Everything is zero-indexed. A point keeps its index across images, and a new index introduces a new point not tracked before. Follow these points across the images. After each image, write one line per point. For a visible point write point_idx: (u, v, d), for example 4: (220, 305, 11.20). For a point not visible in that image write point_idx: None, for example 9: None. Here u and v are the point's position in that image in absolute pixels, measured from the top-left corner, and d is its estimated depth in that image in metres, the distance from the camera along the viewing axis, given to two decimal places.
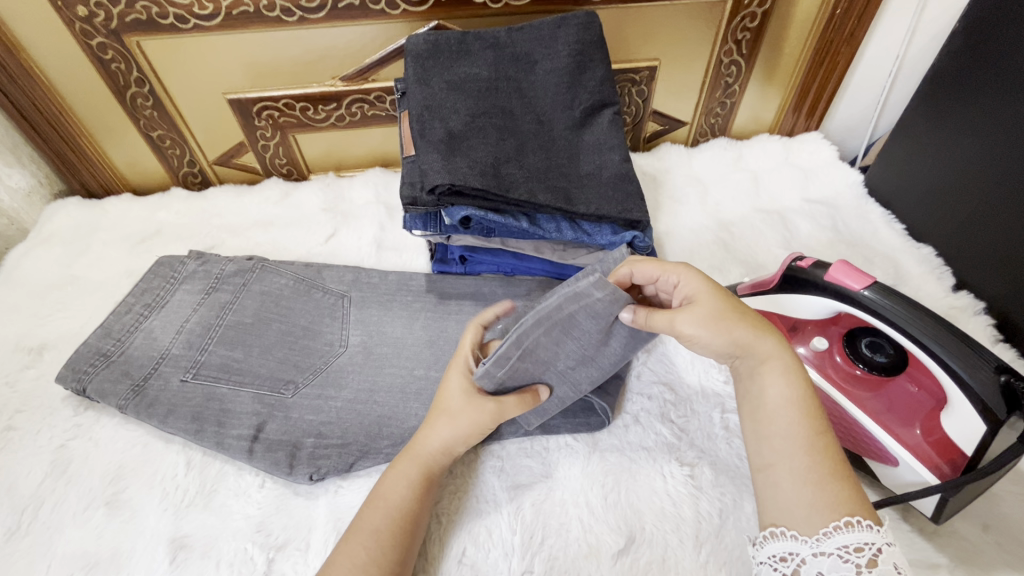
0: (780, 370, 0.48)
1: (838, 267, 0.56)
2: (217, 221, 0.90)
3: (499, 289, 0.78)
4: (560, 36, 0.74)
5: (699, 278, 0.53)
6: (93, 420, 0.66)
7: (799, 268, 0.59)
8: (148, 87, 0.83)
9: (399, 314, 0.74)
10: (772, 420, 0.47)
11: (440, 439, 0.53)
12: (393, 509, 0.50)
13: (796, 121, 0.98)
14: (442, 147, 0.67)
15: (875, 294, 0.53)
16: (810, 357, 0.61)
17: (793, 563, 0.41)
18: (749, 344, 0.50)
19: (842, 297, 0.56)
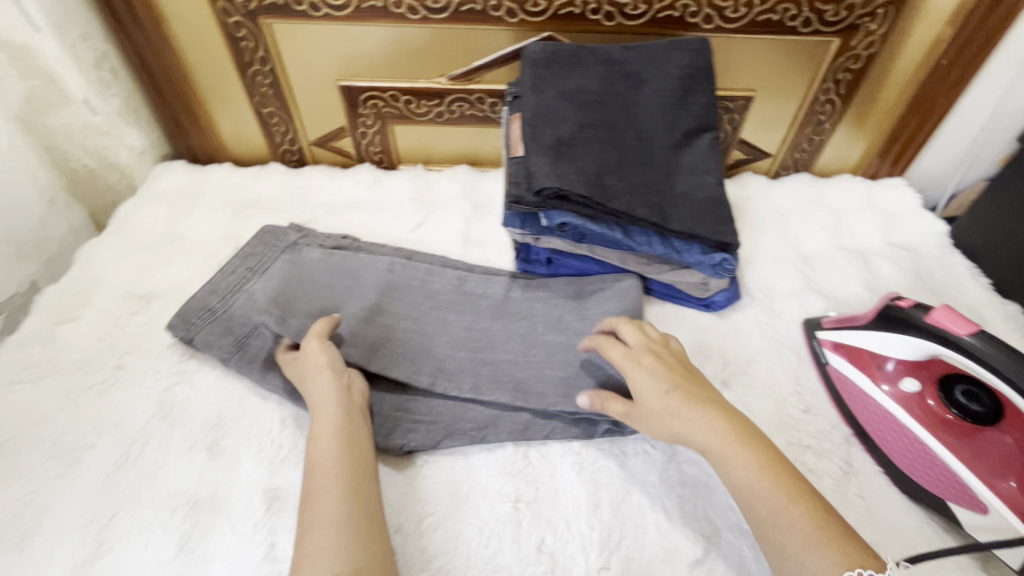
0: (720, 461, 0.52)
1: (941, 311, 0.57)
2: (312, 198, 0.95)
3: (531, 291, 0.76)
4: (672, 59, 0.77)
5: (648, 373, 0.58)
6: (195, 369, 0.70)
7: (898, 307, 0.61)
8: (269, 66, 0.89)
9: (447, 313, 0.72)
10: (743, 497, 0.51)
11: (320, 390, 0.59)
12: (328, 461, 0.54)
13: (881, 165, 0.99)
14: (551, 152, 0.70)
15: (978, 340, 0.54)
16: (897, 396, 0.63)
17: None
18: (687, 436, 0.54)
19: (943, 340, 0.57)
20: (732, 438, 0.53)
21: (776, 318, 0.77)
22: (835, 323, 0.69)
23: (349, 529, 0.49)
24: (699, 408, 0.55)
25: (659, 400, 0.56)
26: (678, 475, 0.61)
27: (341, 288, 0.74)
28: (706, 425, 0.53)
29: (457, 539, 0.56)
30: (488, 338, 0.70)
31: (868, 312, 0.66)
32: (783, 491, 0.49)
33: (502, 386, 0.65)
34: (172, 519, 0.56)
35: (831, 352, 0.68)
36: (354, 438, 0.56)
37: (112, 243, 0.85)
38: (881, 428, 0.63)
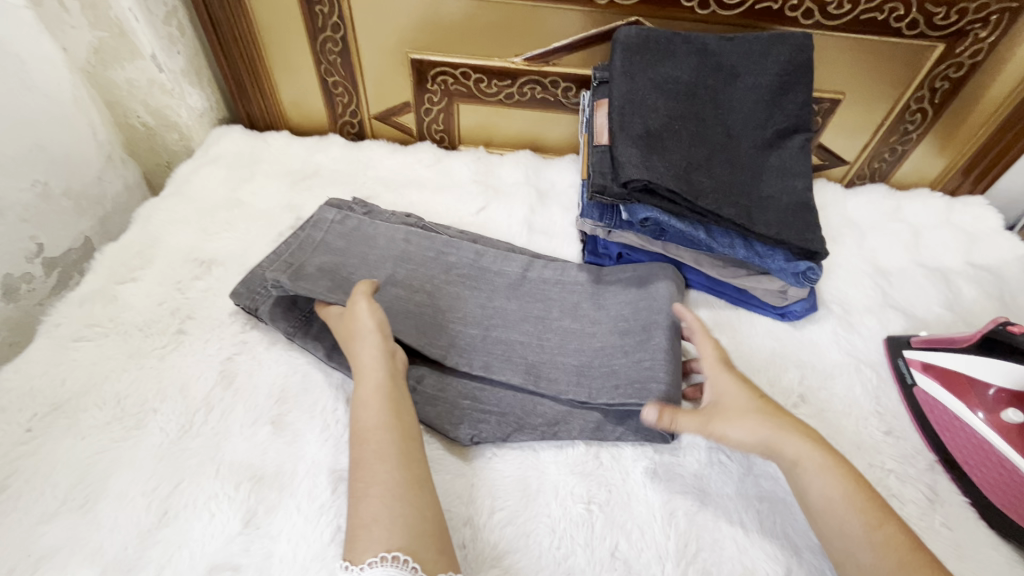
0: (805, 477, 0.51)
1: None
2: (372, 173, 0.93)
3: (549, 271, 0.73)
4: (771, 53, 0.73)
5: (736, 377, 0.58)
6: (258, 340, 0.68)
7: (1009, 332, 0.59)
8: (341, 33, 0.86)
9: (460, 288, 0.70)
10: (826, 520, 0.49)
11: (367, 352, 0.56)
12: (376, 428, 0.51)
13: (962, 181, 0.94)
14: (640, 143, 0.67)
15: None
16: (996, 425, 0.59)
17: None
18: (774, 447, 0.53)
19: None
20: (813, 453, 0.52)
21: (855, 333, 0.74)
22: (930, 342, 0.67)
23: (403, 498, 0.47)
24: (784, 421, 0.54)
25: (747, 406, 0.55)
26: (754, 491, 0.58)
27: (353, 253, 0.71)
28: (790, 439, 0.53)
29: (528, 537, 0.54)
30: (504, 317, 0.68)
31: (968, 334, 0.64)
32: (870, 507, 0.49)
33: (514, 367, 0.64)
34: (237, 493, 0.55)
35: (921, 372, 0.66)
36: (399, 405, 0.54)
37: (173, 205, 0.84)
38: (974, 457, 0.59)
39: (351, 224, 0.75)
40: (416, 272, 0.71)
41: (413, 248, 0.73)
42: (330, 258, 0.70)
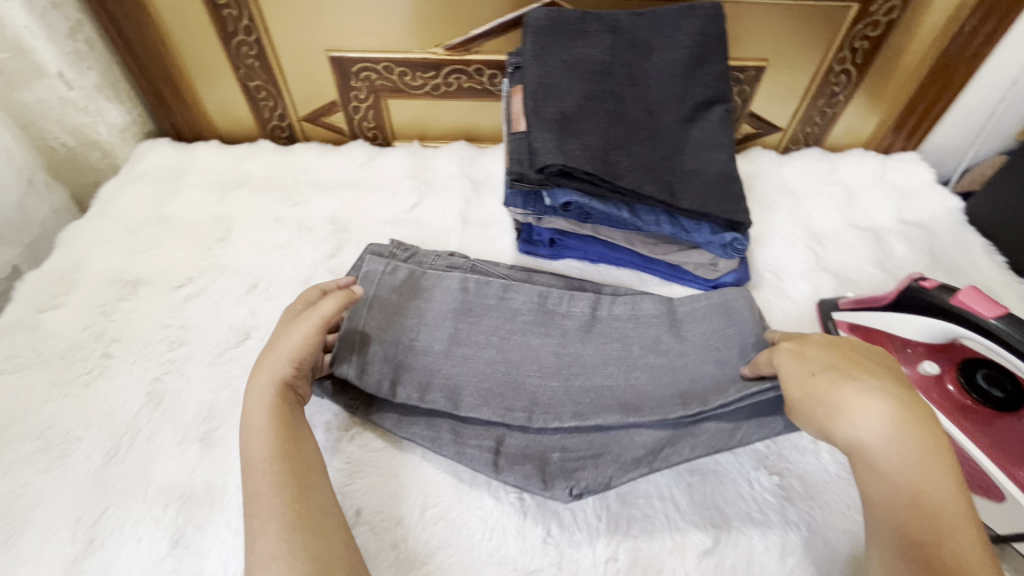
0: (886, 468, 0.44)
1: (967, 292, 0.55)
2: (303, 177, 0.91)
3: (620, 307, 0.67)
4: (683, 25, 0.72)
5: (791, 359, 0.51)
6: (186, 358, 0.67)
7: (922, 288, 0.59)
8: (255, 36, 0.84)
9: (530, 337, 0.65)
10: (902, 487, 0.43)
11: (261, 378, 0.55)
12: (260, 460, 0.50)
13: (895, 139, 0.95)
14: (555, 127, 0.66)
15: (1006, 324, 0.52)
16: (915, 379, 0.60)
17: None
18: (855, 430, 0.45)
19: (968, 323, 0.55)
20: (909, 442, 0.44)
21: (788, 300, 0.75)
22: (852, 303, 0.66)
23: (280, 531, 0.46)
24: (874, 398, 0.45)
25: (804, 387, 0.49)
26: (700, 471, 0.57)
27: (411, 311, 0.66)
28: (874, 422, 0.45)
29: (459, 531, 0.54)
30: (582, 363, 0.63)
31: (888, 293, 0.63)
32: (953, 519, 0.41)
33: (607, 409, 0.59)
34: (165, 514, 0.55)
35: (846, 334, 0.66)
36: (290, 430, 0.53)
37: (96, 226, 0.82)
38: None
39: (401, 274, 0.69)
40: (479, 325, 0.66)
41: (471, 297, 0.68)
42: (395, 326, 0.65)
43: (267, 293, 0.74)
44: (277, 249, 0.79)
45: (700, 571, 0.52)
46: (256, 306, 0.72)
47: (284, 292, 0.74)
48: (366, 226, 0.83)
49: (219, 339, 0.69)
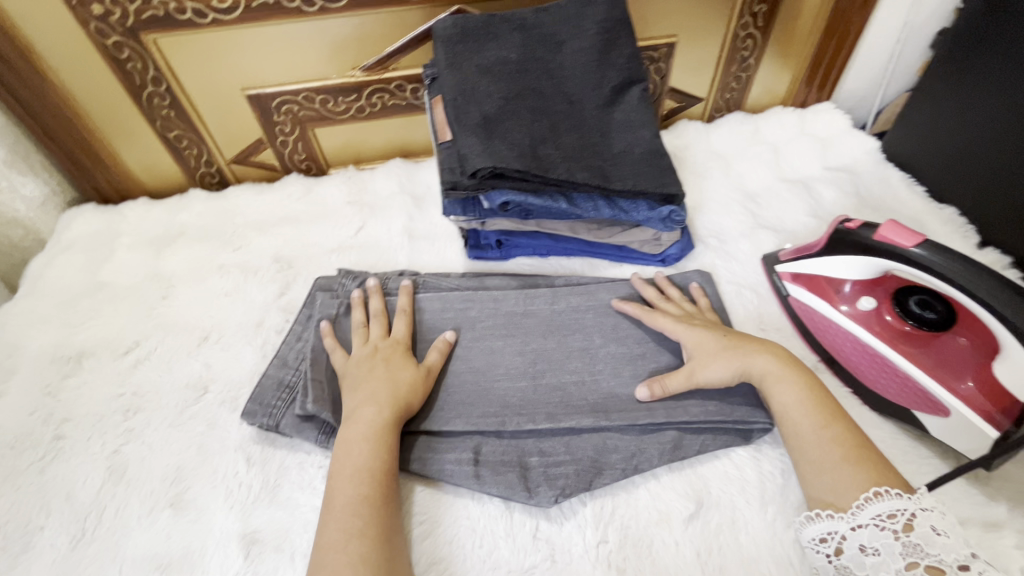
0: (766, 385, 0.57)
1: (888, 227, 0.58)
2: (241, 219, 0.89)
3: (577, 299, 0.70)
4: (586, 15, 0.74)
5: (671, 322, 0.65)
6: (144, 424, 0.65)
7: (848, 229, 0.62)
8: (164, 86, 0.82)
9: (495, 340, 0.67)
10: (792, 418, 0.55)
11: (362, 415, 0.56)
12: (358, 473, 0.53)
13: (809, 92, 1.00)
14: (479, 131, 0.67)
15: (926, 251, 0.55)
16: (856, 315, 0.64)
17: (833, 541, 0.48)
18: (741, 360, 0.59)
19: (892, 255, 0.58)
20: (779, 362, 0.58)
21: (733, 261, 0.77)
22: (792, 253, 0.69)
23: (370, 538, 0.49)
24: (750, 338, 0.61)
25: (696, 338, 0.62)
26: (676, 440, 0.58)
27: None
28: (751, 349, 0.59)
29: (450, 544, 0.54)
30: (548, 360, 0.65)
31: (820, 239, 0.66)
32: (823, 414, 0.54)
33: (580, 411, 0.60)
34: None
35: (790, 283, 0.70)
36: (391, 447, 0.55)
37: (28, 305, 0.78)
38: (847, 349, 0.64)
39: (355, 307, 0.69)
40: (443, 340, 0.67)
41: (430, 315, 0.69)
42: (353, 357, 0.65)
43: (220, 344, 0.72)
44: (224, 297, 0.77)
45: (688, 536, 0.54)
46: (210, 358, 0.70)
47: (237, 339, 0.72)
48: (312, 258, 0.82)
49: (176, 398, 0.67)
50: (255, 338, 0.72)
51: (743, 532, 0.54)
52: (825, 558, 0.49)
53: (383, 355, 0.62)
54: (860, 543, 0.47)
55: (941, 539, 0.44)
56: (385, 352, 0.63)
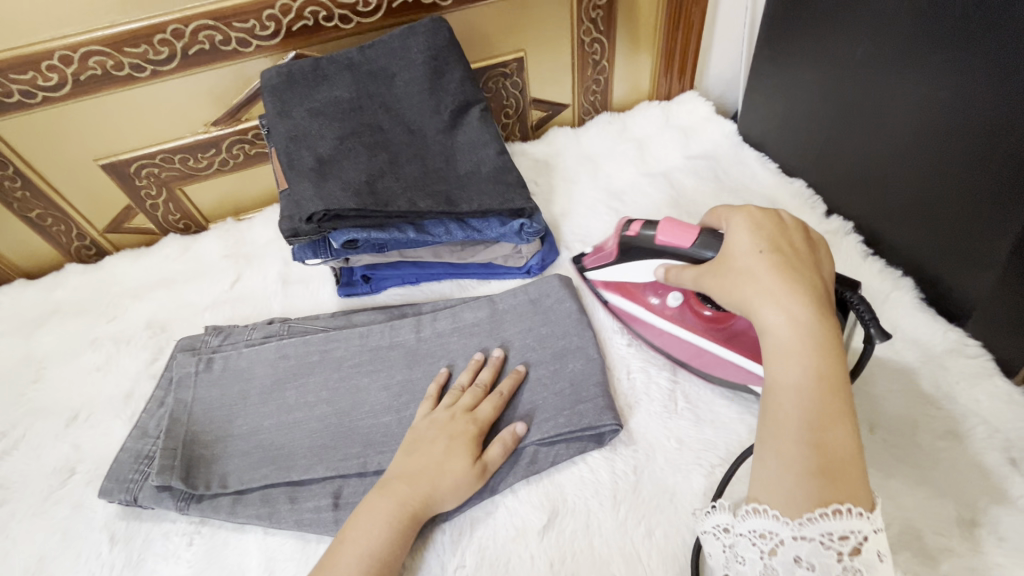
0: (775, 351, 0.47)
1: (665, 226, 0.59)
2: (116, 289, 0.88)
3: (441, 323, 0.70)
4: (411, 46, 0.75)
5: (744, 234, 0.53)
6: (7, 518, 0.63)
7: (632, 233, 0.63)
8: (12, 168, 0.81)
9: (360, 378, 0.67)
10: (785, 395, 0.45)
11: (397, 495, 0.54)
12: (369, 556, 0.51)
13: (671, 84, 1.02)
14: (312, 175, 0.68)
15: (702, 242, 0.57)
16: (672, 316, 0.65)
17: (771, 542, 0.43)
18: (761, 307, 0.49)
19: (677, 251, 0.59)
20: (804, 331, 0.46)
21: None
22: (593, 262, 0.70)
23: None
24: (791, 287, 0.48)
25: (747, 259, 0.51)
26: (531, 454, 0.60)
27: (233, 399, 0.67)
28: (782, 306, 0.47)
29: None
30: (412, 391, 0.66)
31: (611, 244, 0.67)
32: (828, 412, 0.44)
33: None
34: None
35: (605, 291, 0.70)
36: (406, 532, 0.53)
37: None
38: (670, 344, 0.66)
39: (218, 366, 0.69)
40: (307, 386, 0.67)
41: (293, 362, 0.69)
42: (217, 417, 0.66)
43: (90, 421, 0.71)
44: (96, 371, 0.76)
45: (543, 548, 0.55)
46: (79, 438, 0.70)
47: (107, 414, 0.71)
48: (187, 318, 0.82)
49: (43, 485, 0.66)
50: (124, 410, 0.71)
51: (596, 536, 0.55)
52: (756, 553, 0.44)
53: (455, 428, 0.59)
54: (795, 553, 0.42)
55: (882, 567, 0.41)
56: (457, 427, 0.59)
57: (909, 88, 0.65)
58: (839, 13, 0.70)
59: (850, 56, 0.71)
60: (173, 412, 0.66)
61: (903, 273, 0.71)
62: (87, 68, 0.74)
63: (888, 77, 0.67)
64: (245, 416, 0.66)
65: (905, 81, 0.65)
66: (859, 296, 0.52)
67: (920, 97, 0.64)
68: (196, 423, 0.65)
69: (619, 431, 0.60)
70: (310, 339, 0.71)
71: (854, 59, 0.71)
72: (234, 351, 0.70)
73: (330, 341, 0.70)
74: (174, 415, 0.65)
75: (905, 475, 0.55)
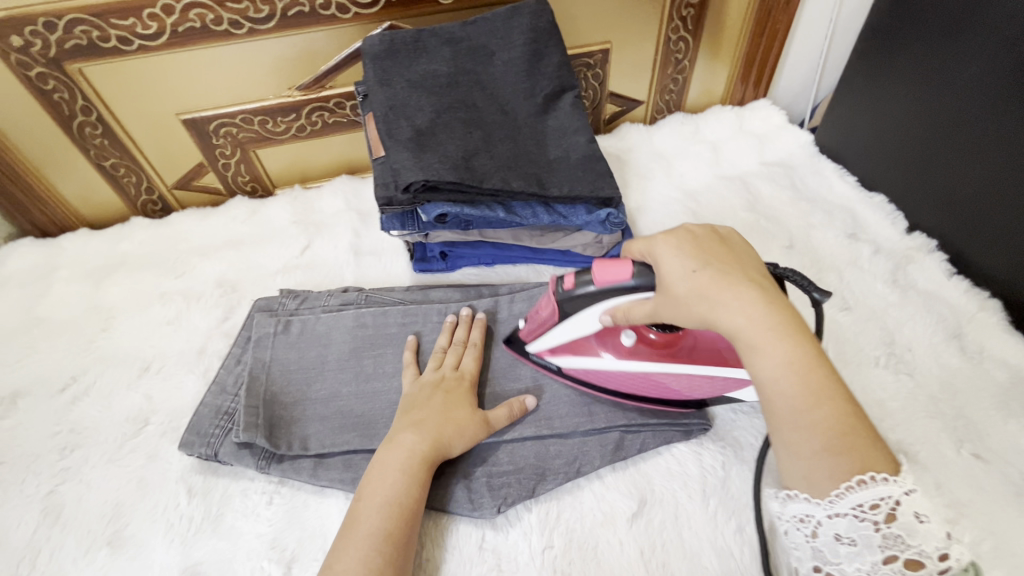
0: (748, 350, 0.45)
1: (600, 270, 0.51)
2: (185, 246, 0.88)
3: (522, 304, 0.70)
4: (513, 26, 0.75)
5: (675, 246, 0.48)
6: (81, 462, 0.63)
7: (569, 289, 0.53)
8: (95, 114, 0.80)
9: None
10: (773, 395, 0.44)
11: (407, 444, 0.54)
12: (387, 504, 0.51)
13: (745, 90, 1.02)
14: (411, 145, 0.67)
15: (647, 273, 0.49)
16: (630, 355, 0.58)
17: (812, 525, 0.43)
18: (719, 320, 0.45)
19: (623, 292, 0.51)
20: (765, 326, 0.44)
21: None
22: (530, 332, 0.60)
23: None
24: (737, 289, 0.45)
25: (685, 283, 0.46)
26: (618, 440, 0.59)
27: (311, 362, 0.66)
28: (734, 310, 0.45)
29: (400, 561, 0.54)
30: (494, 369, 0.65)
31: (545, 306, 0.57)
32: (812, 392, 0.43)
33: (523, 419, 0.60)
34: None
35: (553, 357, 0.61)
36: (424, 481, 0.53)
37: None
38: (632, 383, 0.59)
39: (295, 329, 0.68)
40: (387, 356, 0.67)
41: (372, 330, 0.69)
42: (296, 379, 0.65)
43: (162, 373, 0.71)
44: (166, 325, 0.76)
45: (632, 535, 0.55)
46: (151, 389, 0.69)
47: (179, 369, 0.71)
48: (257, 280, 0.81)
49: (116, 433, 0.65)
50: (197, 365, 0.71)
51: (685, 528, 0.55)
52: (802, 537, 0.44)
53: (447, 386, 0.61)
54: (838, 531, 0.41)
55: (923, 527, 0.39)
56: (447, 385, 0.61)
57: (1003, 119, 0.66)
58: (943, 36, 0.71)
59: (959, 71, 0.70)
60: (252, 370, 0.65)
61: (989, 293, 0.71)
62: (187, 20, 0.74)
63: (988, 100, 0.67)
64: (323, 380, 0.65)
65: (1000, 111, 0.66)
66: (788, 269, 0.51)
67: (1015, 130, 0.65)
68: (276, 383, 0.64)
69: (706, 427, 0.60)
70: (387, 309, 0.70)
71: (951, 84, 0.71)
72: (311, 315, 0.70)
73: (411, 313, 0.70)
74: (254, 373, 0.64)
75: (1002, 492, 0.55)
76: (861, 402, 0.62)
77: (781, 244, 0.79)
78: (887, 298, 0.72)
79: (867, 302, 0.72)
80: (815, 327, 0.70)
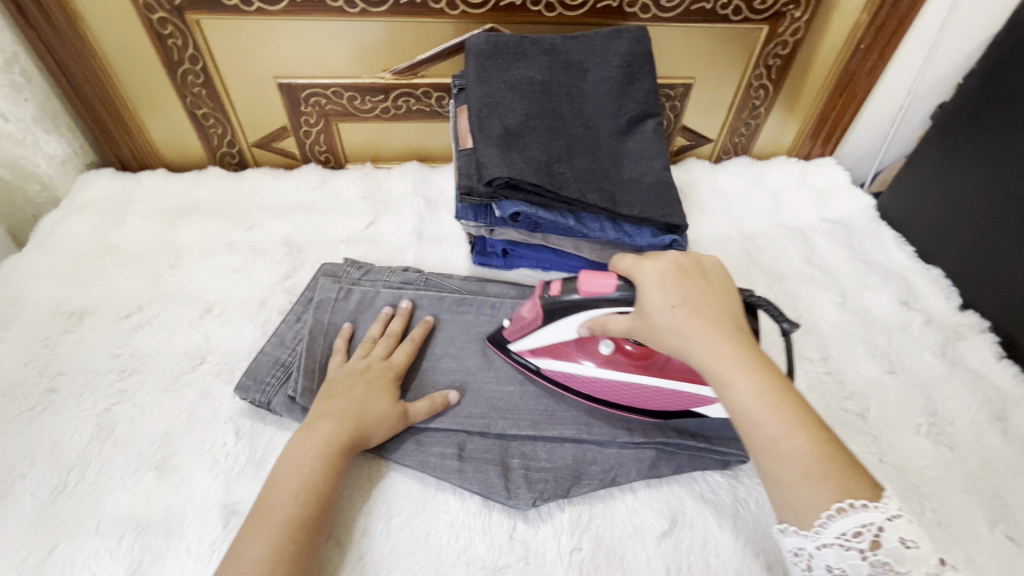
0: (718, 382, 0.46)
1: (584, 279, 0.54)
2: (257, 202, 0.91)
3: None
4: (612, 47, 0.79)
5: (654, 282, 0.51)
6: (137, 386, 0.66)
7: (553, 294, 0.57)
8: (200, 64, 0.85)
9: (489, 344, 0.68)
10: (748, 427, 0.45)
11: (322, 433, 0.55)
12: (303, 490, 0.52)
13: (813, 146, 1.04)
14: (499, 142, 0.70)
15: (629, 286, 0.53)
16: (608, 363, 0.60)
17: (804, 559, 0.42)
18: (690, 353, 0.48)
19: (608, 302, 0.54)
20: (734, 358, 0.46)
21: None
22: (516, 332, 0.62)
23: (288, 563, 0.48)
24: (709, 326, 0.48)
25: (663, 318, 0.49)
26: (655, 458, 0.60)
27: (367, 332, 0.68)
28: (707, 345, 0.47)
29: (427, 535, 0.56)
30: None
31: (529, 312, 0.60)
32: (786, 420, 0.43)
33: (564, 420, 0.62)
34: (119, 546, 0.54)
35: (533, 357, 0.63)
36: (338, 470, 0.54)
37: (37, 258, 0.79)
38: (616, 392, 0.61)
39: (355, 298, 0.70)
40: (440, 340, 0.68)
41: (428, 312, 0.70)
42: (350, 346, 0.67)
43: (222, 316, 0.73)
44: (231, 273, 0.79)
45: (659, 551, 0.55)
46: (210, 329, 0.72)
47: (239, 315, 0.74)
48: (323, 246, 0.84)
49: (173, 365, 0.68)
50: (257, 315, 0.74)
51: (712, 554, 0.55)
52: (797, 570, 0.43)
53: (370, 376, 0.61)
54: (828, 563, 0.40)
55: (910, 552, 0.38)
56: (372, 375, 0.61)
57: None
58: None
59: None
60: (312, 329, 0.67)
61: None
62: None
63: None
64: None
65: None
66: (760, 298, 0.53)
67: None
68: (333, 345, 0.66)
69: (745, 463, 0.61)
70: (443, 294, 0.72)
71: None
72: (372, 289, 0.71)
73: (467, 302, 0.71)
74: (313, 332, 0.66)
75: None
76: (899, 466, 0.63)
77: (833, 298, 0.81)
78: (934, 368, 0.73)
79: (914, 369, 0.73)
80: (857, 385, 0.71)
